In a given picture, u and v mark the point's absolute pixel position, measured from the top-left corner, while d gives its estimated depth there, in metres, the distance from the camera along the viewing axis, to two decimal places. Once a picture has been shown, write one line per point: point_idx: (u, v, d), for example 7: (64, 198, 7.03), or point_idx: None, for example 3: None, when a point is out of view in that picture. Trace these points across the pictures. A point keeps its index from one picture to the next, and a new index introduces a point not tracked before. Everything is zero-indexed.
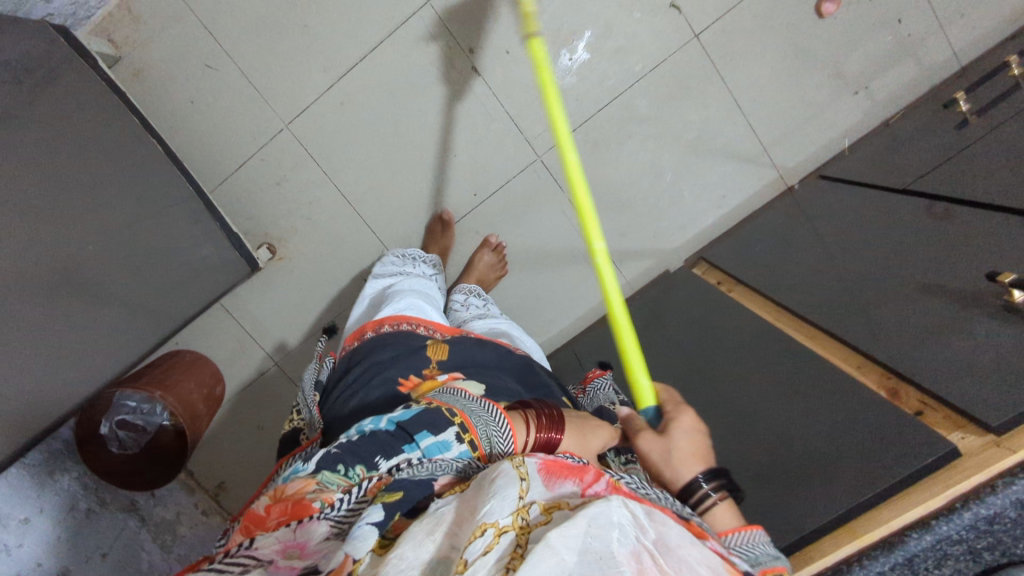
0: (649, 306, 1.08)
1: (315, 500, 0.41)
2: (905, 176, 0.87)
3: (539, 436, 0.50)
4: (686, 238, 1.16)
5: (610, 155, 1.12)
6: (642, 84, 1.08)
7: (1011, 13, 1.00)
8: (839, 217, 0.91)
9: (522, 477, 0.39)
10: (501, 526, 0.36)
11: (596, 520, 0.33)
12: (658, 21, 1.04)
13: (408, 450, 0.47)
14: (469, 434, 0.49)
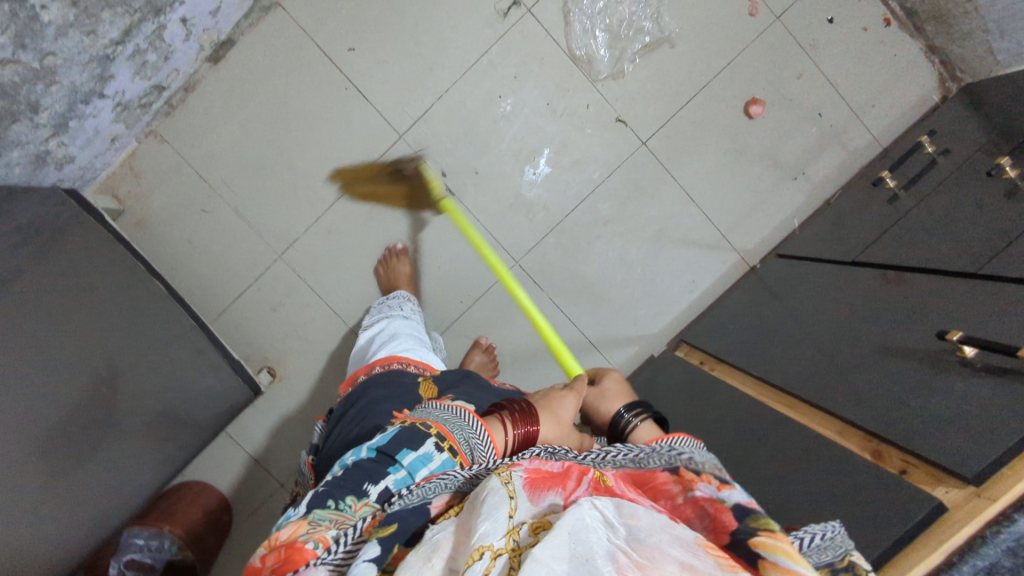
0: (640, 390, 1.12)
1: (308, 541, 0.47)
2: (851, 250, 0.96)
3: (518, 433, 0.62)
4: (665, 322, 1.23)
5: (583, 253, 1.21)
6: (601, 189, 1.19)
7: (913, 100, 1.14)
8: (801, 291, 0.99)
9: (510, 496, 0.46)
10: (495, 549, 0.42)
11: (575, 531, 0.40)
12: (609, 134, 1.17)
13: (393, 470, 0.56)
14: (448, 442, 0.59)
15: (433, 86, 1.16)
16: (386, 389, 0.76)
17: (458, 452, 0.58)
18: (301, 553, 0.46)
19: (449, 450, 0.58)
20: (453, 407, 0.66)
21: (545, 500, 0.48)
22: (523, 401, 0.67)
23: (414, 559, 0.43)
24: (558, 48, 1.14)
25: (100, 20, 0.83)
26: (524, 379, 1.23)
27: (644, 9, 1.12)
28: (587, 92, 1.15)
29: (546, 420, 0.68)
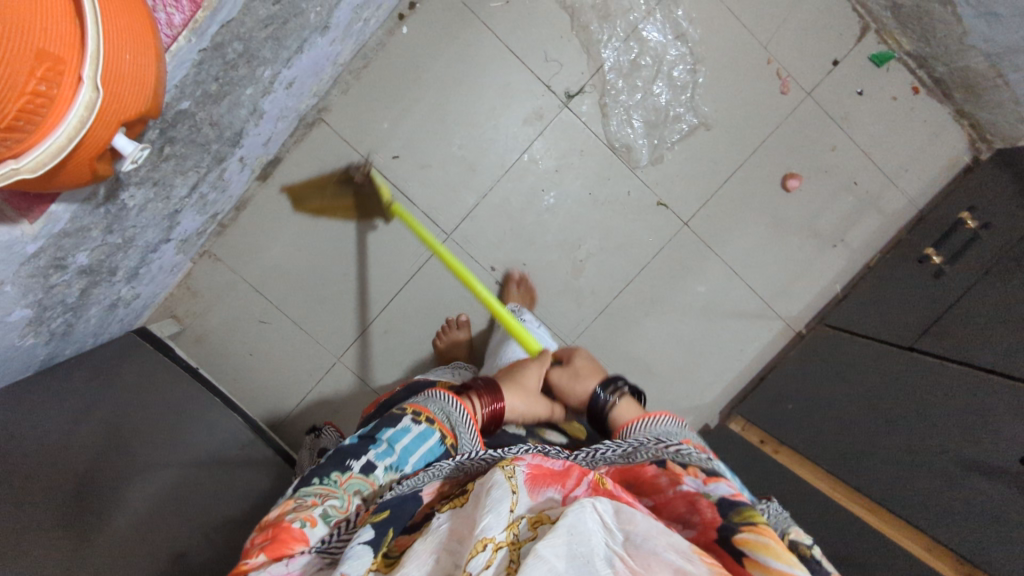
0: None
1: (296, 519, 0.53)
2: (905, 335, 1.01)
3: (487, 407, 0.74)
4: (717, 391, 1.27)
5: (633, 333, 1.24)
6: (648, 269, 1.22)
7: (946, 164, 1.18)
8: (863, 375, 1.03)
9: (513, 492, 0.53)
10: (496, 541, 0.48)
11: (574, 531, 0.47)
12: (651, 218, 1.20)
13: (375, 446, 0.63)
14: (424, 415, 0.68)
15: (478, 184, 1.18)
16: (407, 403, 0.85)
17: (433, 421, 0.68)
18: (290, 537, 0.51)
19: (424, 421, 0.67)
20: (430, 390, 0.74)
21: (543, 496, 0.55)
22: (487, 378, 0.79)
23: (421, 551, 0.51)
24: (598, 139, 1.16)
25: (176, 186, 0.85)
26: None
27: (681, 96, 1.14)
28: (627, 180, 1.18)
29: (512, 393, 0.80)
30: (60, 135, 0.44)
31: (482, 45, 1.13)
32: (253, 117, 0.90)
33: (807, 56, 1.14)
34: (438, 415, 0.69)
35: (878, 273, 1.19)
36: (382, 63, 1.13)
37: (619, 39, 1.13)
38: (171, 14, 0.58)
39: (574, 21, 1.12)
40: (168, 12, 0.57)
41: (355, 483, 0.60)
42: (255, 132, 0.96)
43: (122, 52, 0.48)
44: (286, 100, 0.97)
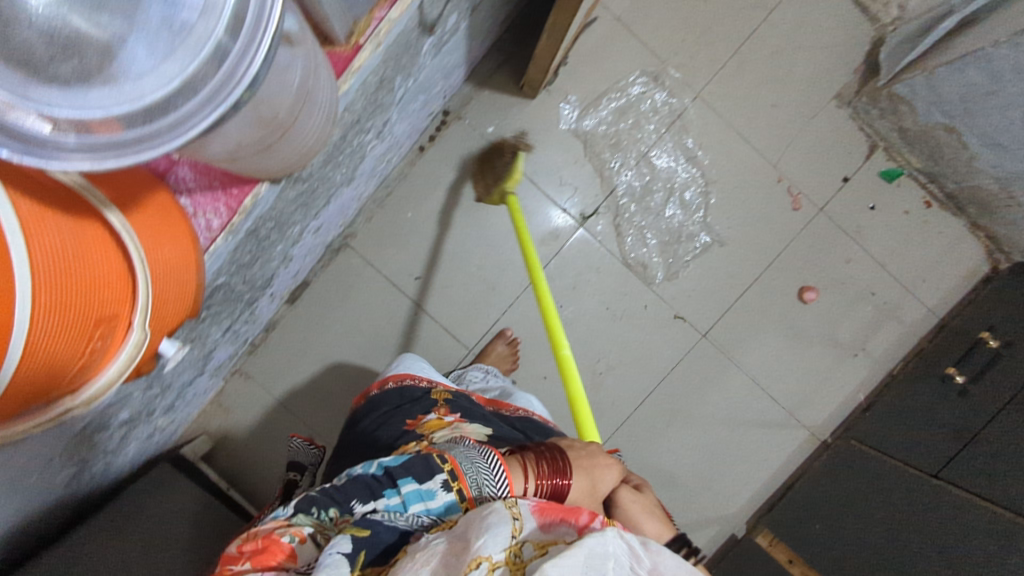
0: None
1: (285, 535, 0.49)
2: (930, 461, 1.02)
3: (541, 482, 0.58)
4: (744, 502, 1.26)
5: (655, 443, 1.24)
6: (668, 380, 1.23)
7: (965, 273, 1.20)
8: (892, 500, 1.03)
9: (515, 518, 0.49)
10: (497, 564, 0.45)
11: (592, 553, 0.44)
12: (669, 331, 1.22)
13: (388, 495, 0.53)
14: (458, 483, 0.54)
15: (498, 301, 1.22)
16: (396, 415, 0.79)
17: (464, 491, 0.54)
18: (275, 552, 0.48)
19: (456, 488, 0.54)
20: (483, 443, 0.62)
21: (557, 530, 0.51)
22: (554, 452, 0.63)
23: (410, 569, 0.45)
24: (614, 257, 1.20)
25: (210, 335, 0.90)
26: None
27: (694, 217, 1.19)
28: (644, 294, 1.21)
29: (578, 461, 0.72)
30: (123, 378, 0.50)
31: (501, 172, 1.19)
32: (282, 263, 0.96)
33: (814, 174, 1.19)
34: (472, 478, 0.55)
35: (903, 386, 1.19)
36: (406, 191, 1.20)
37: (631, 166, 1.18)
38: (209, 220, 0.62)
39: (589, 149, 1.18)
40: (206, 217, 0.62)
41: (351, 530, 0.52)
42: (284, 272, 1.01)
43: (174, 279, 0.53)
44: (314, 242, 1.03)
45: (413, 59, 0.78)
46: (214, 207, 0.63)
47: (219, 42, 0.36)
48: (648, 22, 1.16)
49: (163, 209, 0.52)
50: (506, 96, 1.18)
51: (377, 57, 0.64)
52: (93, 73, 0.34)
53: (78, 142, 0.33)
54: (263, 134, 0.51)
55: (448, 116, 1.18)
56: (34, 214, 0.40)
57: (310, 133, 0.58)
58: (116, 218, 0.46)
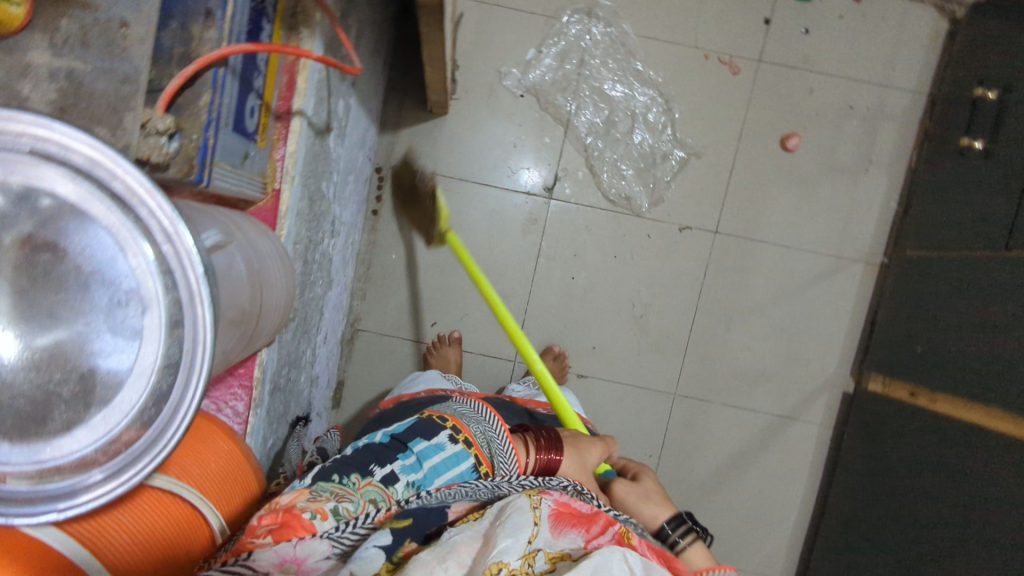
0: (875, 450, 1.13)
1: (308, 509, 0.55)
2: (996, 237, 0.97)
3: (539, 457, 0.72)
4: (839, 358, 1.23)
5: (727, 350, 1.23)
6: (706, 289, 1.22)
7: (929, 40, 1.16)
8: (972, 290, 1.00)
9: (535, 524, 0.53)
10: (511, 566, 0.48)
11: (599, 572, 0.47)
12: (682, 246, 1.22)
13: (403, 456, 0.67)
14: (463, 434, 0.71)
15: (517, 303, 1.23)
16: (428, 404, 0.91)
17: (470, 444, 0.70)
18: (299, 526, 0.53)
19: (461, 442, 0.70)
20: (498, 418, 0.77)
21: (567, 536, 0.54)
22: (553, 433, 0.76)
23: (428, 559, 0.48)
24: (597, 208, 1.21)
25: None
26: (755, 480, 1.25)
27: (663, 136, 1.19)
28: (642, 225, 1.21)
29: (571, 455, 0.75)
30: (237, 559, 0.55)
31: (461, 191, 1.22)
32: (313, 385, 0.97)
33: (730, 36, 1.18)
34: (477, 438, 0.72)
35: (927, 175, 1.15)
36: (384, 254, 1.22)
37: (588, 105, 1.19)
38: (234, 406, 0.66)
39: (524, 133, 1.21)
40: (231, 404, 0.66)
41: (371, 491, 0.62)
42: (317, 391, 1.02)
43: (231, 479, 0.56)
44: (326, 355, 1.03)
45: (324, 159, 0.83)
46: (232, 393, 0.66)
47: (167, 311, 0.34)
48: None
49: (188, 434, 0.54)
50: (424, 124, 1.21)
51: (296, 188, 0.70)
52: (84, 400, 0.34)
53: (102, 473, 0.33)
54: (241, 331, 0.53)
55: (382, 171, 1.21)
56: (89, 525, 0.41)
57: (276, 299, 0.60)
58: (161, 481, 0.47)
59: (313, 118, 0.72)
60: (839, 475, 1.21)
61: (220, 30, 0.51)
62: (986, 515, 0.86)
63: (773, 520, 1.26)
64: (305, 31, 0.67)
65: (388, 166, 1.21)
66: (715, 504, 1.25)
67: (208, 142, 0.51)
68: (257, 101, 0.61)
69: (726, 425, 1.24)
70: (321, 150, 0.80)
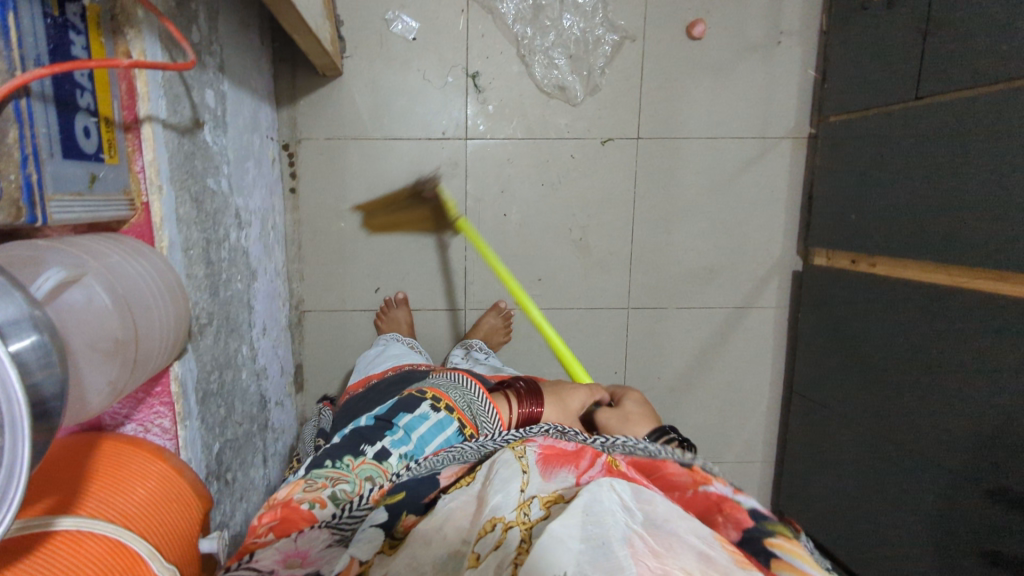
0: (827, 323, 1.16)
1: (303, 501, 0.55)
2: (903, 90, 0.96)
3: (520, 411, 0.76)
4: (782, 239, 1.24)
5: (671, 255, 1.23)
6: (640, 199, 1.21)
7: None
8: (891, 148, 0.99)
9: (523, 472, 0.52)
10: (507, 521, 0.46)
11: (590, 511, 0.44)
12: (607, 161, 1.20)
13: (392, 432, 0.66)
14: (444, 402, 0.72)
15: (457, 252, 1.24)
16: (393, 382, 0.92)
17: (452, 409, 0.71)
18: (298, 517, 0.54)
19: (444, 408, 0.71)
20: (467, 379, 0.79)
21: (557, 475, 0.53)
22: (529, 381, 0.81)
23: (429, 529, 0.49)
24: (516, 139, 1.19)
25: (254, 476, 0.96)
26: (721, 373, 1.28)
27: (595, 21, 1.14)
28: (563, 146, 1.19)
29: (546, 408, 0.78)
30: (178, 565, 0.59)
31: (377, 150, 1.19)
32: (259, 377, 1.00)
33: None
34: (457, 403, 0.72)
35: (839, 36, 1.11)
36: (313, 229, 1.22)
37: None
38: (161, 422, 0.69)
39: (421, 76, 1.17)
40: (157, 423, 0.69)
41: (367, 467, 0.62)
42: (269, 381, 1.06)
43: (155, 500, 0.60)
44: (271, 346, 1.07)
45: (207, 155, 0.81)
46: (156, 412, 0.68)
47: None
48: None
49: (99, 469, 0.58)
50: (320, 89, 1.17)
51: (168, 197, 0.67)
52: None
53: None
54: (123, 359, 0.53)
55: (289, 146, 1.18)
56: None
57: (159, 327, 0.59)
58: (68, 520, 0.50)
59: (170, 118, 0.69)
60: (800, 352, 1.24)
61: (9, 61, 0.47)
62: (944, 372, 0.89)
63: (746, 405, 1.30)
64: (131, 32, 0.62)
65: (294, 140, 1.18)
66: (689, 402, 1.29)
67: (30, 179, 0.48)
68: (90, 119, 0.57)
69: (684, 328, 1.26)
70: (198, 143, 0.78)
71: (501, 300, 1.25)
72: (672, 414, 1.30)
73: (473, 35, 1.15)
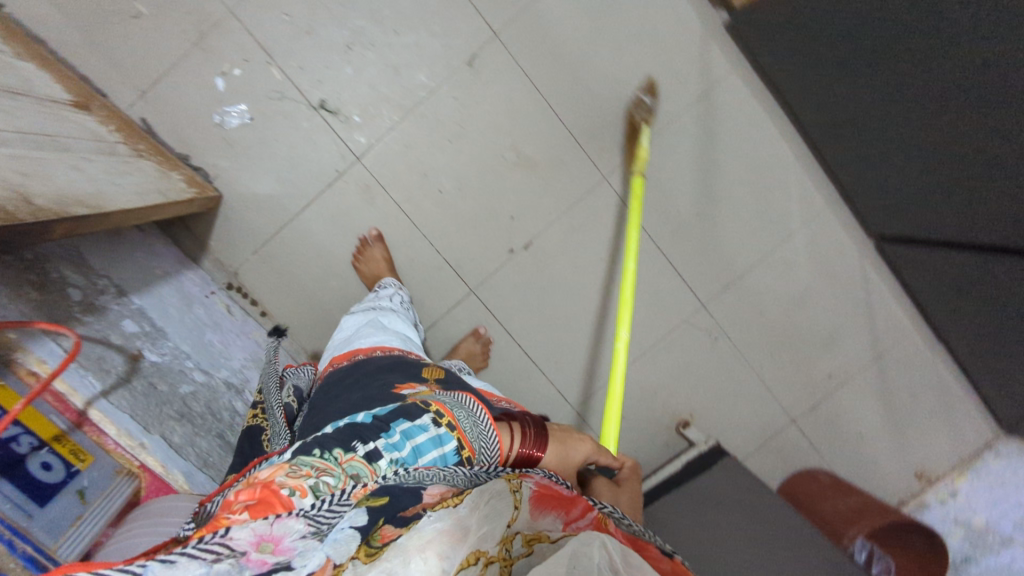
0: (787, 49, 1.03)
1: (284, 487, 0.45)
2: None
3: (521, 450, 0.66)
4: (693, 6, 1.10)
5: (604, 105, 1.14)
6: (540, 82, 1.13)
7: None
8: None
9: (515, 506, 0.53)
10: (490, 556, 0.49)
11: (576, 565, 0.47)
12: (487, 76, 1.12)
13: (386, 435, 0.57)
14: (445, 418, 0.63)
15: (428, 254, 1.18)
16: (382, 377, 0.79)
17: (454, 427, 0.62)
18: (277, 500, 0.43)
19: (444, 424, 0.62)
20: (473, 403, 0.70)
21: (545, 517, 0.55)
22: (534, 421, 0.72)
23: (411, 543, 0.47)
24: (397, 125, 1.14)
25: None
26: (733, 162, 1.18)
27: None
28: (440, 96, 1.13)
29: (553, 448, 0.70)
30: None
31: (299, 227, 1.16)
32: None
33: None
34: (461, 422, 0.64)
35: None
36: (306, 329, 1.20)
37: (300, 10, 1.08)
38: None
39: (285, 140, 1.13)
40: None
41: (355, 464, 0.52)
42: None
43: None
44: None
45: (164, 371, 0.81)
46: None
47: None
48: (149, 58, 1.10)
49: None
50: (215, 220, 1.15)
51: (156, 441, 0.71)
52: None
53: None
54: None
55: (231, 283, 1.17)
56: None
57: None
58: None
59: (108, 384, 0.70)
60: (785, 92, 1.12)
61: None
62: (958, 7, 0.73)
63: (778, 172, 1.19)
64: (18, 352, 0.65)
65: (233, 277, 1.17)
66: (721, 210, 1.19)
67: (27, 553, 0.57)
68: (45, 452, 0.62)
69: (667, 154, 1.16)
70: (148, 372, 0.78)
71: (480, 326, 1.20)
72: (716, 232, 1.20)
73: (293, 73, 1.11)
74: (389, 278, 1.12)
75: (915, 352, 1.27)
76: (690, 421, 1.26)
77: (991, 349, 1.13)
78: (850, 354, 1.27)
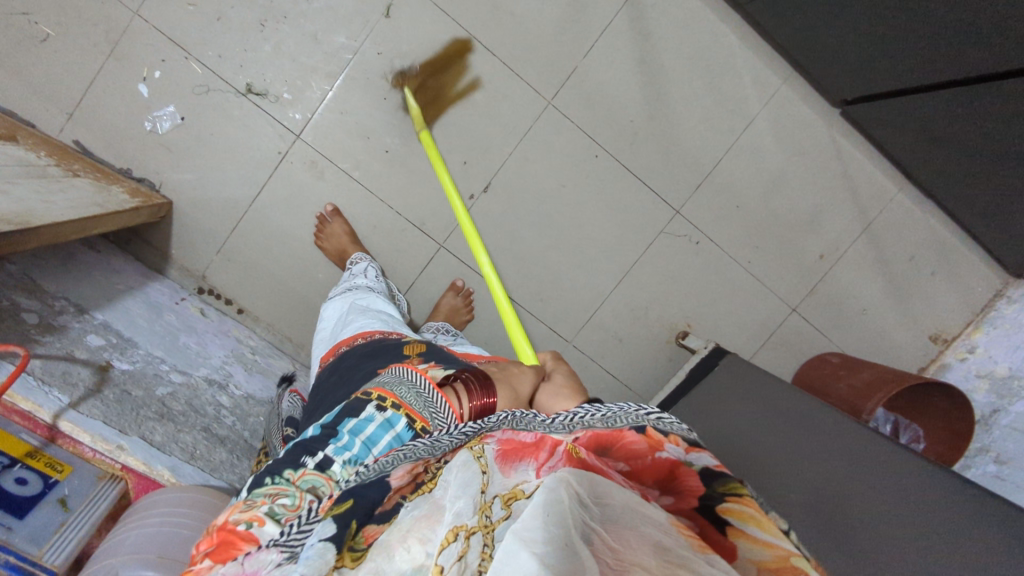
0: None
1: (241, 524, 0.41)
2: None
3: (473, 403, 0.56)
4: None
5: (534, 27, 1.11)
6: (464, 17, 1.09)
7: None
8: None
9: (482, 472, 0.44)
10: (469, 527, 0.40)
11: (549, 505, 0.38)
12: (409, 23, 1.09)
13: (335, 439, 0.50)
14: (388, 400, 0.53)
15: (390, 218, 1.16)
16: (366, 360, 0.75)
17: (401, 406, 0.53)
18: (235, 540, 0.40)
19: (389, 406, 0.53)
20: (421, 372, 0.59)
21: (517, 470, 0.45)
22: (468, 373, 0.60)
23: (393, 538, 0.41)
24: (329, 93, 1.11)
25: None
26: (678, 57, 1.14)
27: None
28: (366, 54, 1.10)
29: (503, 392, 0.61)
30: None
31: (254, 218, 1.14)
32: None
33: None
34: (407, 397, 0.54)
35: None
36: (286, 318, 1.18)
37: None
38: None
39: (222, 132, 1.11)
40: None
41: (313, 479, 0.46)
42: None
43: None
44: None
45: (140, 376, 0.81)
46: None
47: None
48: (66, 76, 1.07)
49: None
50: (172, 227, 1.13)
51: (134, 440, 0.71)
52: None
53: None
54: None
55: (203, 287, 1.16)
56: None
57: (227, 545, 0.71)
58: None
59: (75, 396, 0.71)
60: None
61: None
62: None
63: (728, 56, 1.15)
64: None
65: (202, 280, 1.16)
66: (676, 107, 1.15)
67: (10, 563, 0.59)
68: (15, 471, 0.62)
69: (609, 63, 1.13)
70: (121, 379, 0.78)
71: (458, 278, 1.19)
72: (675, 132, 1.16)
73: (213, 62, 1.08)
74: (359, 252, 1.10)
75: (905, 213, 1.23)
76: (688, 331, 1.24)
77: (977, 193, 1.09)
78: (838, 230, 1.23)
